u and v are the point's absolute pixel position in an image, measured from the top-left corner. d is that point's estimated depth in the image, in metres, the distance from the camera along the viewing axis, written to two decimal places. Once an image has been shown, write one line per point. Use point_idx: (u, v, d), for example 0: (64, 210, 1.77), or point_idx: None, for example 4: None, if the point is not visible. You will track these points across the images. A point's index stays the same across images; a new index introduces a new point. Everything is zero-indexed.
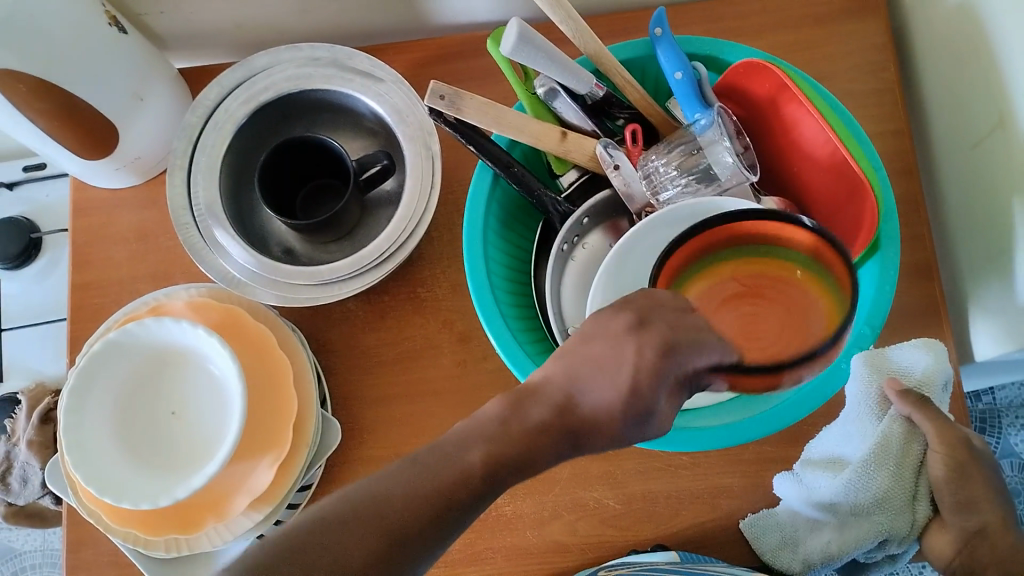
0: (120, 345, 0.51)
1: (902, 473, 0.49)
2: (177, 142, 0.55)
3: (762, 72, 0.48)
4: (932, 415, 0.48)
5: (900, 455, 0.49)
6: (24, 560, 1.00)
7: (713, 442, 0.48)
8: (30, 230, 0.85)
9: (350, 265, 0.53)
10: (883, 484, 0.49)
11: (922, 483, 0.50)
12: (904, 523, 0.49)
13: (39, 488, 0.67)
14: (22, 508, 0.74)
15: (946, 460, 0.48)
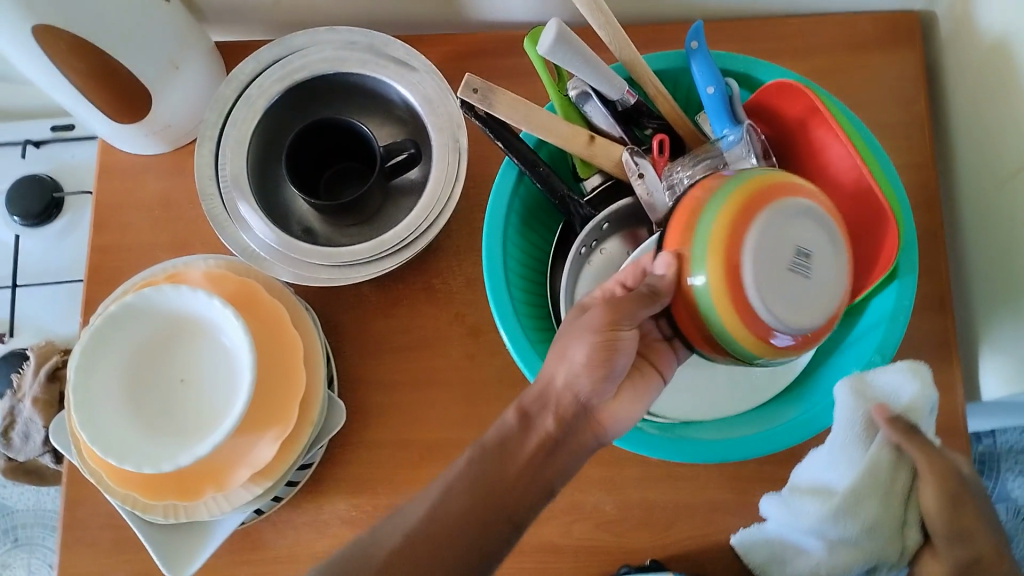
0: (135, 309, 0.52)
1: (890, 500, 0.48)
2: (208, 113, 0.56)
3: (795, 94, 0.48)
4: (921, 445, 0.47)
5: (888, 481, 0.48)
6: (16, 519, 1.01)
7: (721, 453, 0.47)
8: (52, 189, 0.84)
9: (370, 250, 0.53)
10: (870, 511, 0.48)
11: (910, 511, 0.48)
12: (893, 549, 0.48)
13: (39, 446, 0.68)
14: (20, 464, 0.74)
15: (938, 492, 0.47)
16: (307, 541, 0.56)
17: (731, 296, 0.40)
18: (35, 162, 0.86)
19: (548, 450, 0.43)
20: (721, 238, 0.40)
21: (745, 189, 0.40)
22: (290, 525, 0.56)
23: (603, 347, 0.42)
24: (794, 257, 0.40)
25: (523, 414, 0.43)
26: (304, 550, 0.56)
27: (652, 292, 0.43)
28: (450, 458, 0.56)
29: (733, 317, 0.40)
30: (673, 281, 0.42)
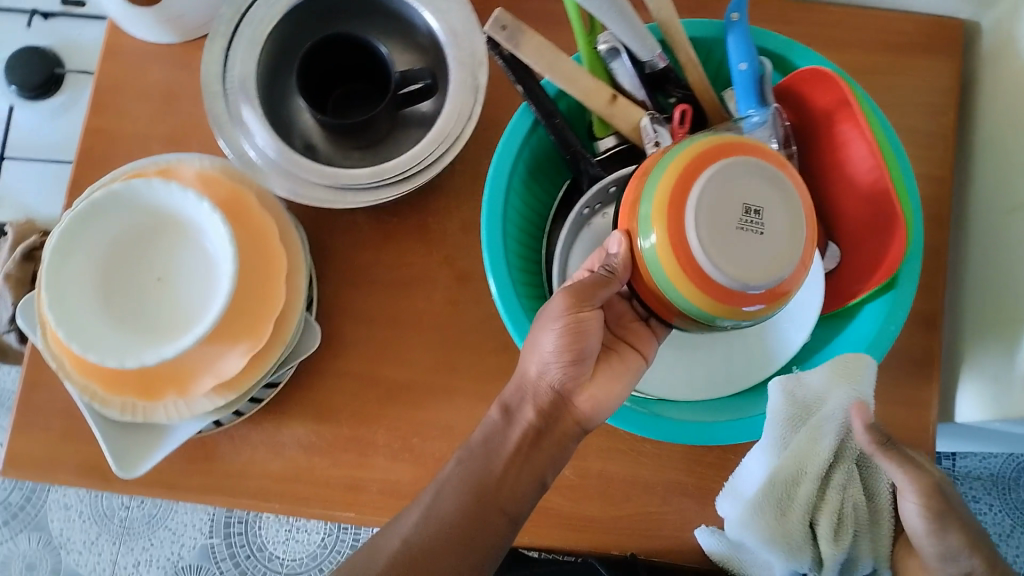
0: (120, 199, 0.50)
1: (796, 505, 0.49)
2: (224, 9, 0.53)
3: (827, 83, 0.46)
4: (893, 457, 0.47)
5: (803, 486, 0.49)
6: None
7: (687, 436, 0.47)
8: (54, 64, 0.81)
9: (369, 175, 0.51)
10: (781, 511, 0.49)
11: (822, 518, 0.49)
12: (806, 551, 0.50)
13: (6, 323, 0.66)
14: None
15: (922, 509, 0.46)
16: (262, 460, 0.55)
17: (682, 262, 0.40)
18: (41, 34, 0.83)
19: (532, 441, 0.46)
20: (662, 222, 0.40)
21: (669, 175, 0.40)
22: (247, 441, 0.55)
23: (570, 333, 0.44)
24: (745, 218, 0.40)
25: (505, 409, 0.47)
26: (258, 467, 0.55)
27: (609, 272, 0.44)
28: (418, 400, 0.56)
29: (685, 281, 0.40)
30: (627, 258, 0.43)
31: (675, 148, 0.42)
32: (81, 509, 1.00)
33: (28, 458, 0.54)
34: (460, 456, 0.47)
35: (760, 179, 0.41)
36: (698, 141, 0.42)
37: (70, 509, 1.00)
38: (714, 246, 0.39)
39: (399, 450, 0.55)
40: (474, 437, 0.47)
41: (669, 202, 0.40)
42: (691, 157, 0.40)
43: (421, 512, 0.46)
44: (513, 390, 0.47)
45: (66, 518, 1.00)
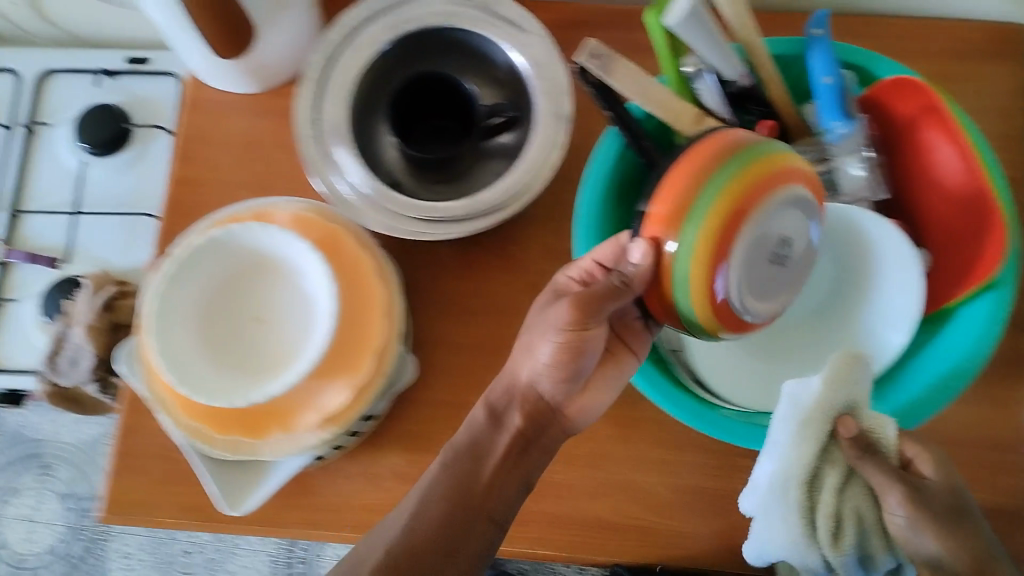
0: (220, 243, 0.51)
1: (792, 516, 0.45)
2: (313, 55, 0.55)
3: (914, 92, 0.47)
4: (878, 464, 0.43)
5: (796, 495, 0.44)
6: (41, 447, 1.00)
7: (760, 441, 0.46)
8: (121, 118, 0.74)
9: (463, 208, 0.52)
10: (780, 519, 0.45)
11: (817, 525, 0.45)
12: (810, 556, 0.45)
13: (87, 375, 0.66)
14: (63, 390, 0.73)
15: (906, 510, 0.43)
16: (357, 493, 0.55)
17: (713, 288, 0.40)
18: (109, 93, 0.77)
19: (520, 445, 0.47)
20: (707, 259, 0.39)
21: (723, 199, 0.39)
22: (343, 473, 0.55)
23: (569, 347, 0.44)
24: (775, 246, 0.42)
25: (491, 411, 0.47)
26: (354, 499, 0.54)
27: (624, 284, 0.42)
28: None
29: (705, 308, 0.40)
30: (648, 270, 0.41)
31: (715, 181, 0.39)
32: (141, 556, 0.99)
33: (130, 501, 0.53)
34: (444, 456, 0.47)
35: (789, 208, 0.42)
36: (739, 168, 0.39)
37: (130, 557, 0.99)
38: (745, 281, 0.41)
39: None
40: (458, 438, 0.47)
41: (713, 250, 0.39)
42: (737, 203, 0.39)
43: (409, 514, 0.45)
44: (502, 393, 0.47)
45: (128, 566, 0.99)
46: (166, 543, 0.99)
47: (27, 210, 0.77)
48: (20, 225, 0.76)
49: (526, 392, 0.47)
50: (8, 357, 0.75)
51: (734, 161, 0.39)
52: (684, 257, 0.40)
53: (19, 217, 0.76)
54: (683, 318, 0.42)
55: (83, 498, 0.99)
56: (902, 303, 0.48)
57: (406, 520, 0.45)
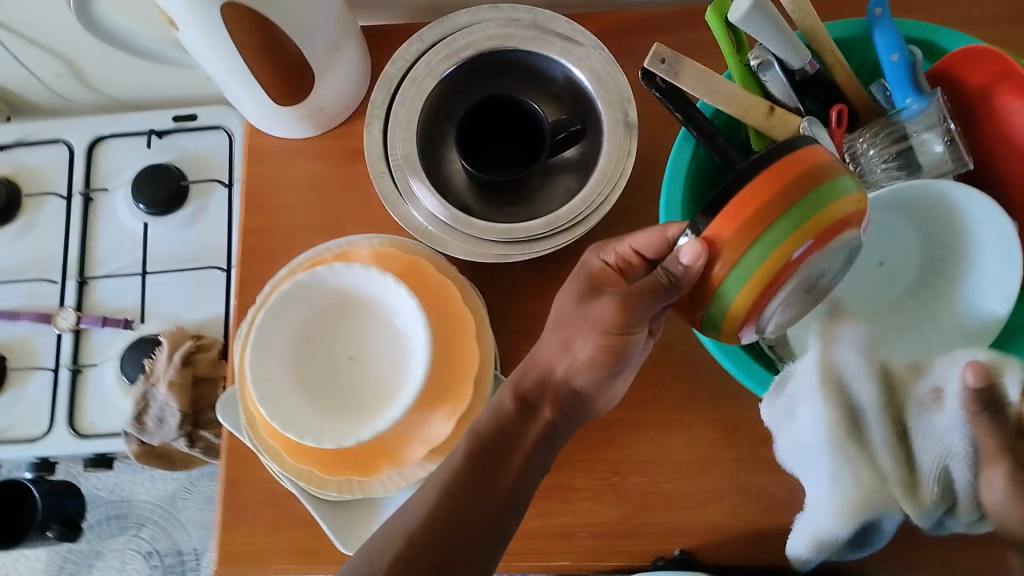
0: (307, 287, 0.52)
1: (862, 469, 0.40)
2: (377, 93, 0.56)
3: (986, 60, 0.47)
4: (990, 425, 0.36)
5: (857, 446, 0.40)
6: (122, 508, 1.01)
7: None
8: (178, 177, 0.76)
9: (544, 225, 0.52)
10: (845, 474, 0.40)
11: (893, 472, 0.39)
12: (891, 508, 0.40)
13: (175, 431, 0.72)
14: (153, 448, 0.78)
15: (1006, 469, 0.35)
16: None
17: (743, 310, 0.39)
18: (160, 153, 0.78)
19: (548, 434, 0.46)
20: (750, 290, 0.37)
21: (787, 244, 0.36)
22: None
23: (611, 349, 0.43)
24: (816, 272, 0.39)
25: (521, 400, 0.45)
26: None
27: (671, 283, 0.39)
28: None
29: (730, 321, 0.40)
30: (697, 274, 0.38)
31: (779, 231, 0.35)
32: None
33: (241, 552, 0.53)
34: (467, 439, 0.45)
35: (844, 243, 0.38)
36: (817, 208, 0.35)
37: None
38: (776, 304, 0.39)
39: (601, 488, 0.52)
40: (481, 424, 0.45)
41: (760, 291, 0.37)
42: (795, 255, 0.36)
43: (431, 500, 0.43)
44: (534, 384, 0.45)
45: None
46: None
47: (94, 275, 0.77)
48: (89, 290, 0.77)
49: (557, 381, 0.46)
50: (95, 422, 0.76)
51: (805, 206, 0.35)
52: (730, 288, 0.38)
53: (87, 283, 0.77)
54: (704, 318, 0.41)
55: (167, 554, 1.00)
56: (996, 266, 0.47)
57: (429, 507, 0.43)
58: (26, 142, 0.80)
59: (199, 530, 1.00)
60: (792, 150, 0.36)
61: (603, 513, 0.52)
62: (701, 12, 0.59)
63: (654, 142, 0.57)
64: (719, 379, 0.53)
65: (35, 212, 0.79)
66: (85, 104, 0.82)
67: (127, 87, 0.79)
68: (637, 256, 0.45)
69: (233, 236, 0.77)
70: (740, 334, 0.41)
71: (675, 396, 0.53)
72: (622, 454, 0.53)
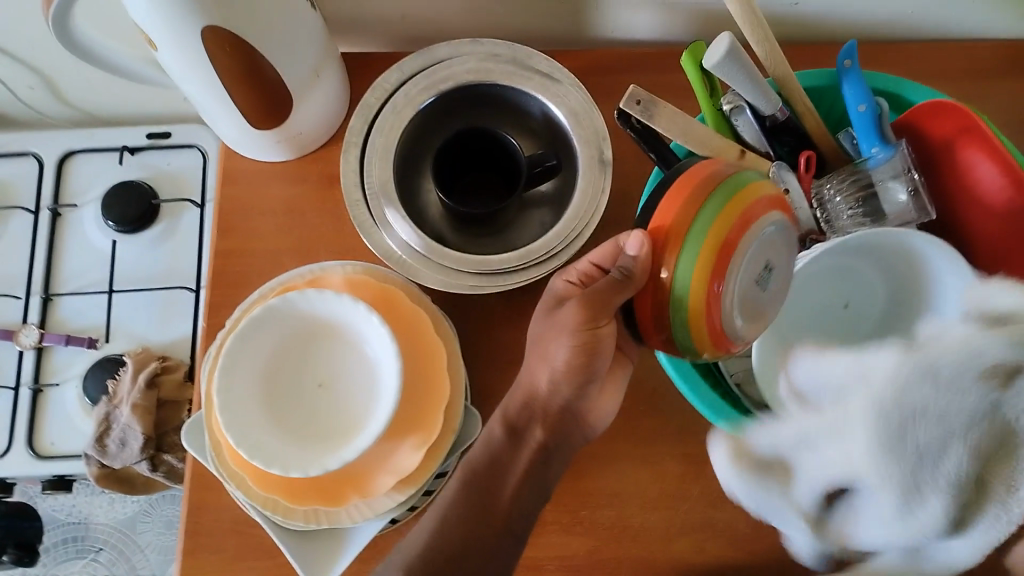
0: (278, 313, 0.51)
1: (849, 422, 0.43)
2: (355, 120, 0.56)
3: (949, 113, 0.49)
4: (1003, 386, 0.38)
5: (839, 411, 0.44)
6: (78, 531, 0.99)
7: None
8: (151, 196, 0.75)
9: (518, 258, 0.53)
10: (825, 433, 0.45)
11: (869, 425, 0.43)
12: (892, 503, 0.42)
13: (138, 454, 0.71)
14: (114, 472, 0.76)
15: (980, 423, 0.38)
16: None
17: (704, 303, 0.39)
18: (132, 169, 0.78)
19: (541, 457, 0.47)
20: (703, 272, 0.39)
21: (721, 215, 0.39)
22: None
23: (585, 349, 0.44)
24: (761, 272, 0.41)
25: (510, 427, 0.47)
26: None
27: (626, 276, 0.41)
28: None
29: (697, 324, 0.40)
30: (646, 264, 0.41)
31: (710, 207, 0.39)
32: None
33: None
34: (461, 474, 0.48)
35: (776, 235, 0.41)
36: (736, 186, 0.39)
37: None
38: (735, 300, 0.40)
39: (569, 522, 0.52)
40: (474, 458, 0.48)
41: (711, 271, 0.39)
42: (731, 229, 0.38)
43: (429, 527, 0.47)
44: (521, 410, 0.47)
45: None
46: None
47: (59, 292, 0.76)
48: (53, 308, 0.76)
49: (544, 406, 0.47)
50: (55, 443, 0.75)
51: (725, 187, 0.39)
52: (683, 275, 0.39)
53: (52, 299, 0.76)
54: (675, 336, 0.41)
55: None
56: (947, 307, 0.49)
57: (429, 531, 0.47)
58: None
59: (159, 555, 0.99)
60: (699, 162, 0.42)
61: (572, 546, 0.52)
62: (676, 53, 0.60)
63: (629, 178, 0.58)
64: (687, 413, 0.54)
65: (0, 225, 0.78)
66: (58, 119, 0.81)
67: (100, 103, 0.78)
68: (596, 269, 0.46)
69: (204, 256, 0.76)
70: (707, 346, 0.41)
71: (646, 432, 0.54)
72: (592, 487, 0.53)
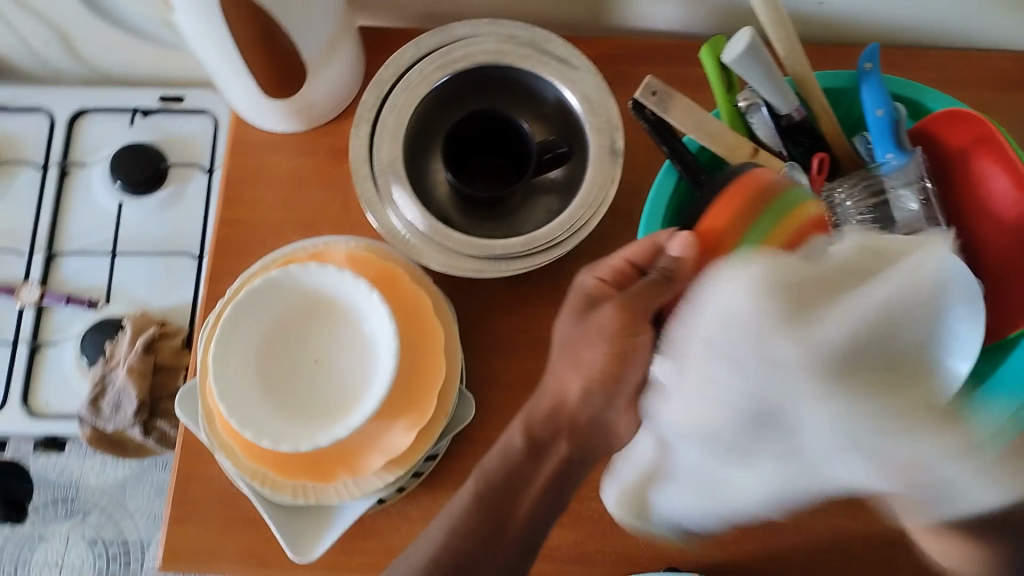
0: (278, 285, 0.51)
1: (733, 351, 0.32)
2: (367, 95, 0.56)
3: (967, 123, 0.49)
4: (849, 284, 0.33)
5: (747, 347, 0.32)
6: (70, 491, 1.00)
7: None
8: (159, 159, 0.75)
9: (522, 244, 0.53)
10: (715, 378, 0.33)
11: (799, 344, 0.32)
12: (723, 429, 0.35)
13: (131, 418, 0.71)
14: (107, 434, 0.76)
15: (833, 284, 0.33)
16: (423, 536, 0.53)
17: None
18: (142, 133, 0.77)
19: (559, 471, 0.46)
20: None
21: (772, 225, 0.41)
22: (405, 518, 0.53)
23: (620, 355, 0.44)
24: None
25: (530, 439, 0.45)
26: None
27: (666, 276, 0.43)
28: None
29: None
30: (690, 264, 0.42)
31: (759, 221, 0.41)
32: None
33: (189, 549, 0.53)
34: (475, 483, 0.45)
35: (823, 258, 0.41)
36: (792, 206, 0.41)
37: None
38: None
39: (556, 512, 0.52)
40: (489, 465, 0.45)
41: None
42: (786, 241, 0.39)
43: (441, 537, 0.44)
44: (547, 421, 0.45)
45: None
46: None
47: (63, 251, 0.76)
48: (56, 266, 0.76)
49: (570, 417, 0.46)
50: (49, 403, 0.75)
51: (779, 208, 0.41)
52: None
53: (55, 258, 0.76)
54: None
55: (111, 543, 1.00)
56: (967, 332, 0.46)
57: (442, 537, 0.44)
58: (7, 108, 0.78)
59: (147, 521, 1.00)
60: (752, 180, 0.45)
61: (558, 537, 0.52)
62: (696, 47, 0.59)
63: (640, 170, 0.58)
64: None
65: (8, 179, 0.77)
66: (72, 76, 0.81)
67: (114, 63, 0.78)
68: (630, 267, 0.45)
69: (209, 224, 0.76)
70: None
71: None
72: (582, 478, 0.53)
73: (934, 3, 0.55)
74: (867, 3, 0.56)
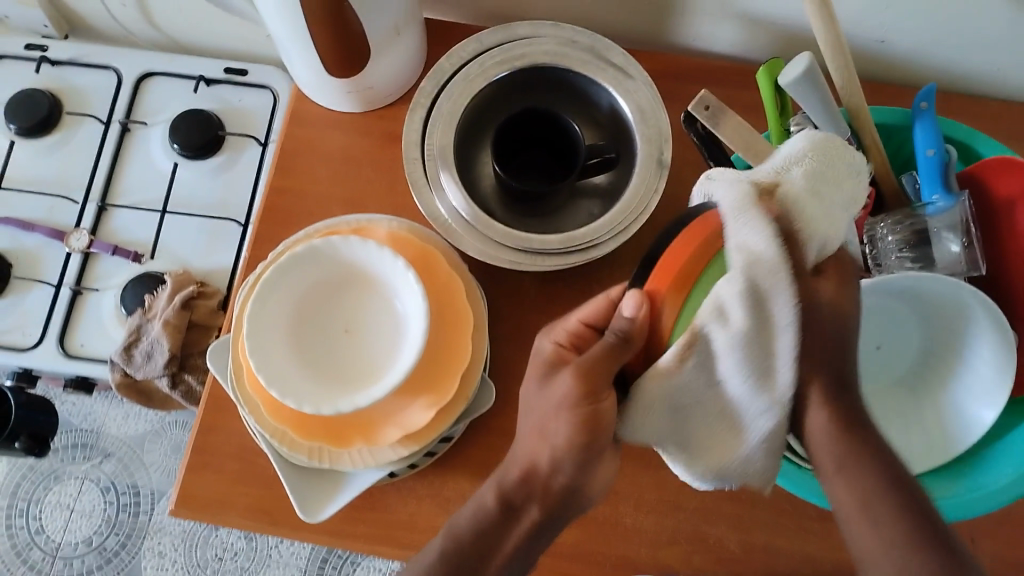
0: (319, 253, 0.52)
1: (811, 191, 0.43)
2: (426, 82, 0.57)
3: (1014, 172, 0.49)
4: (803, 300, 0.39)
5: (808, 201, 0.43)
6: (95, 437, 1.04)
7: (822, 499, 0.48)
8: (217, 126, 0.78)
9: (560, 242, 0.53)
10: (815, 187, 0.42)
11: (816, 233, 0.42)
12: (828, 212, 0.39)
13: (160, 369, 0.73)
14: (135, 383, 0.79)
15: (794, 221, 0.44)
16: (428, 514, 0.53)
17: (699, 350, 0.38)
18: (204, 100, 0.80)
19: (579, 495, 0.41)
20: None
21: None
22: (413, 494, 0.54)
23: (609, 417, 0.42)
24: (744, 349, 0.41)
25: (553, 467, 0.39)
26: (422, 520, 0.53)
27: (623, 338, 0.38)
28: None
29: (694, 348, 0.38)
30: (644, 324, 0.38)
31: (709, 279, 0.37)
32: (174, 557, 1.01)
33: (201, 499, 0.54)
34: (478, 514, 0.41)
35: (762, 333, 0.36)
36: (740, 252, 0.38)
37: (164, 557, 1.01)
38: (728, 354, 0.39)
39: None
40: (463, 524, 0.42)
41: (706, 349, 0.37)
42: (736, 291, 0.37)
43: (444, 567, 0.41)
44: (520, 484, 0.41)
45: (160, 566, 1.01)
46: (201, 547, 1.01)
47: (115, 204, 0.79)
48: (106, 217, 0.79)
49: (548, 484, 0.41)
50: (84, 345, 0.77)
51: None
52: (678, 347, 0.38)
53: (107, 210, 0.79)
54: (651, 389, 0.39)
55: (124, 491, 1.02)
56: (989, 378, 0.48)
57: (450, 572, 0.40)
58: (78, 63, 0.82)
59: (161, 474, 1.03)
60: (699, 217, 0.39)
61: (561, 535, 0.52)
62: (752, 72, 0.60)
63: (684, 186, 0.58)
64: None
65: (72, 129, 0.80)
66: (141, 39, 0.84)
67: (186, 31, 0.80)
68: (588, 330, 0.43)
69: (257, 194, 0.78)
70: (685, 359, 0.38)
71: None
72: None
73: (996, 54, 0.56)
74: (931, 45, 0.56)
